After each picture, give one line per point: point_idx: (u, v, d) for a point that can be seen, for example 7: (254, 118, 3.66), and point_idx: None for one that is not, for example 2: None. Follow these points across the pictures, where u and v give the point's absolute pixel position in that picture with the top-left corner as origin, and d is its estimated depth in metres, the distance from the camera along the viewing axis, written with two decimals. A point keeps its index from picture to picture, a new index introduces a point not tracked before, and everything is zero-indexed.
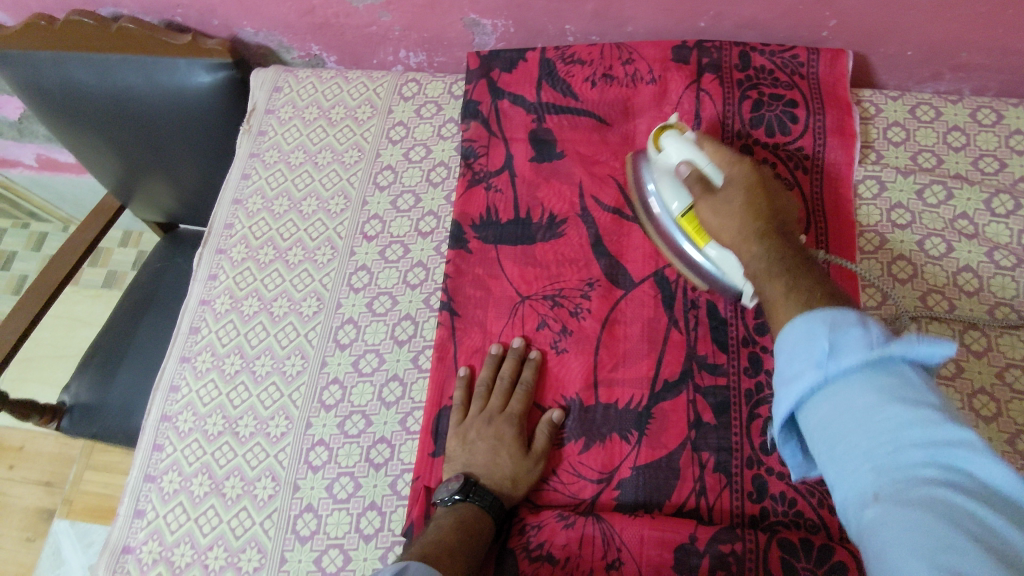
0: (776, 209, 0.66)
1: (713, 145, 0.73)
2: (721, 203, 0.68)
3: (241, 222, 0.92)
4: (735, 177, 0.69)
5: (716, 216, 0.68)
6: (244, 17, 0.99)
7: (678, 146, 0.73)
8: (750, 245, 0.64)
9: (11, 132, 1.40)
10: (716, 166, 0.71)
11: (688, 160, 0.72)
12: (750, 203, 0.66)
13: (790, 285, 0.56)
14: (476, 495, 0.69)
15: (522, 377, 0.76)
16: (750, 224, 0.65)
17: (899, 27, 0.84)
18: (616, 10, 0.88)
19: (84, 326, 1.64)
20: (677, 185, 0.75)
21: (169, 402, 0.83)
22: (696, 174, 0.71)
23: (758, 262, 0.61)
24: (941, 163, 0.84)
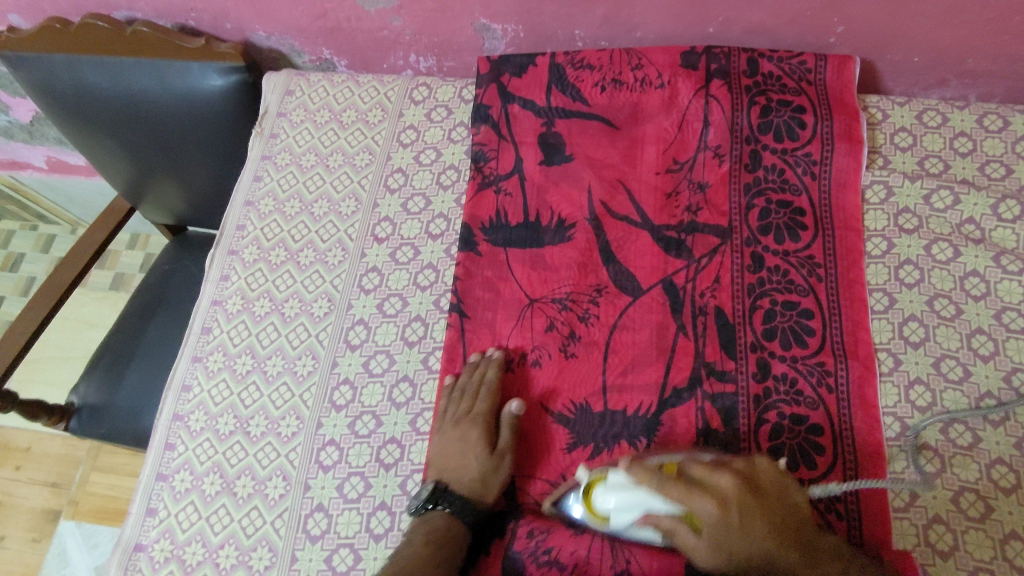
0: (762, 487, 0.65)
1: (642, 471, 0.64)
2: (720, 531, 0.62)
3: (253, 223, 0.93)
4: (715, 518, 0.62)
5: (719, 535, 0.62)
6: (257, 21, 1.00)
7: (622, 501, 0.66)
8: (749, 534, 0.62)
9: (22, 134, 1.41)
10: (685, 499, 0.62)
11: (646, 506, 0.65)
12: (751, 522, 0.63)
13: (821, 572, 0.62)
14: (445, 501, 0.71)
15: (486, 378, 0.77)
16: (767, 543, 0.62)
17: (907, 33, 0.85)
18: (625, 16, 0.89)
19: (91, 328, 1.65)
20: (643, 526, 0.66)
21: (181, 401, 0.83)
22: (660, 526, 0.64)
23: (756, 548, 0.62)
24: (947, 168, 0.85)
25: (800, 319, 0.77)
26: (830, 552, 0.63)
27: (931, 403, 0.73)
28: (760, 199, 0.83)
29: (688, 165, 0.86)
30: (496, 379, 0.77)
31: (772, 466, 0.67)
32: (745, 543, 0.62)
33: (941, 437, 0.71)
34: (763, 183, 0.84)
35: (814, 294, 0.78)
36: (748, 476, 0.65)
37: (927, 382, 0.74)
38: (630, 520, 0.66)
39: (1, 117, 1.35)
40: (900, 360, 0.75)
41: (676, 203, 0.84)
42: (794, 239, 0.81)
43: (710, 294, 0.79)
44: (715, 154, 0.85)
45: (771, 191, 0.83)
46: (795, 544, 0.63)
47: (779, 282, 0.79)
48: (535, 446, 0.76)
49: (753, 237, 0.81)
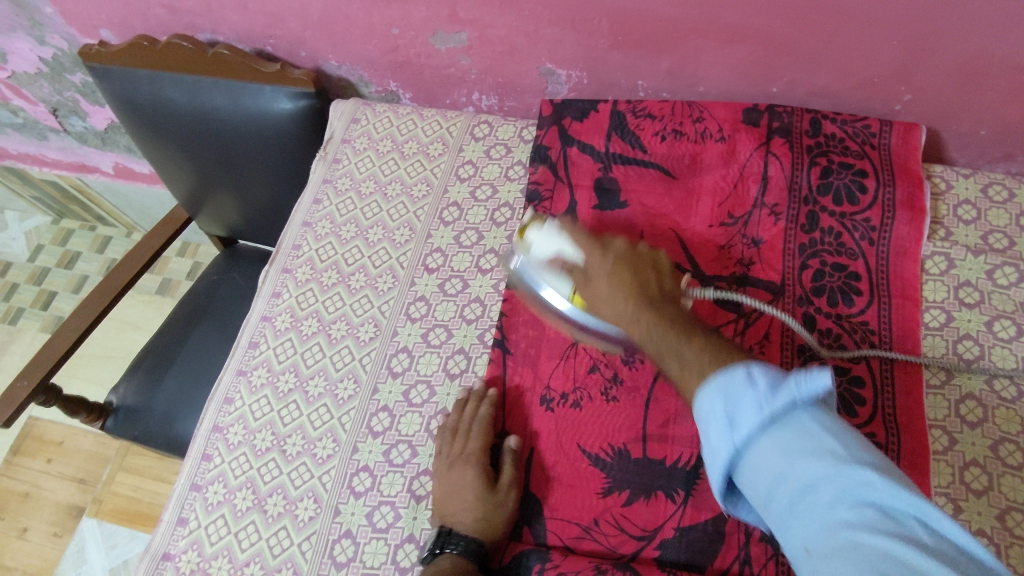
0: (637, 278, 0.69)
1: (570, 223, 0.77)
2: (596, 287, 0.71)
3: (309, 244, 0.95)
4: (598, 254, 0.73)
5: (600, 306, 0.71)
6: (330, 51, 1.04)
7: (545, 239, 0.77)
8: (635, 319, 0.65)
9: (95, 141, 1.47)
10: (580, 245, 0.75)
11: (562, 251, 0.75)
12: (614, 276, 0.70)
13: (676, 338, 0.60)
14: (451, 544, 0.69)
15: (479, 414, 0.77)
16: (634, 299, 0.67)
17: (976, 106, 0.84)
18: (690, 69, 0.90)
19: (134, 330, 1.69)
20: (557, 272, 0.77)
21: (222, 413, 0.84)
22: (568, 268, 0.75)
23: (620, 317, 0.67)
24: (1012, 245, 0.83)
25: (850, 386, 0.75)
26: (695, 330, 0.61)
27: (988, 487, 0.70)
28: (814, 260, 0.82)
29: (743, 220, 0.85)
30: (489, 416, 0.77)
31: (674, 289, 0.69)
32: (623, 302, 0.67)
33: (997, 524, 0.68)
34: (818, 245, 0.83)
35: (866, 361, 0.76)
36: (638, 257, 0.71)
37: (984, 465, 0.71)
38: (546, 256, 0.77)
39: (79, 123, 1.41)
40: (955, 440, 0.72)
41: (728, 255, 0.84)
42: (848, 304, 0.80)
43: (757, 350, 0.78)
44: (771, 212, 0.85)
45: (826, 253, 0.82)
46: (664, 310, 0.64)
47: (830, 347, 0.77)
48: (550, 487, 0.74)
49: (806, 297, 0.80)
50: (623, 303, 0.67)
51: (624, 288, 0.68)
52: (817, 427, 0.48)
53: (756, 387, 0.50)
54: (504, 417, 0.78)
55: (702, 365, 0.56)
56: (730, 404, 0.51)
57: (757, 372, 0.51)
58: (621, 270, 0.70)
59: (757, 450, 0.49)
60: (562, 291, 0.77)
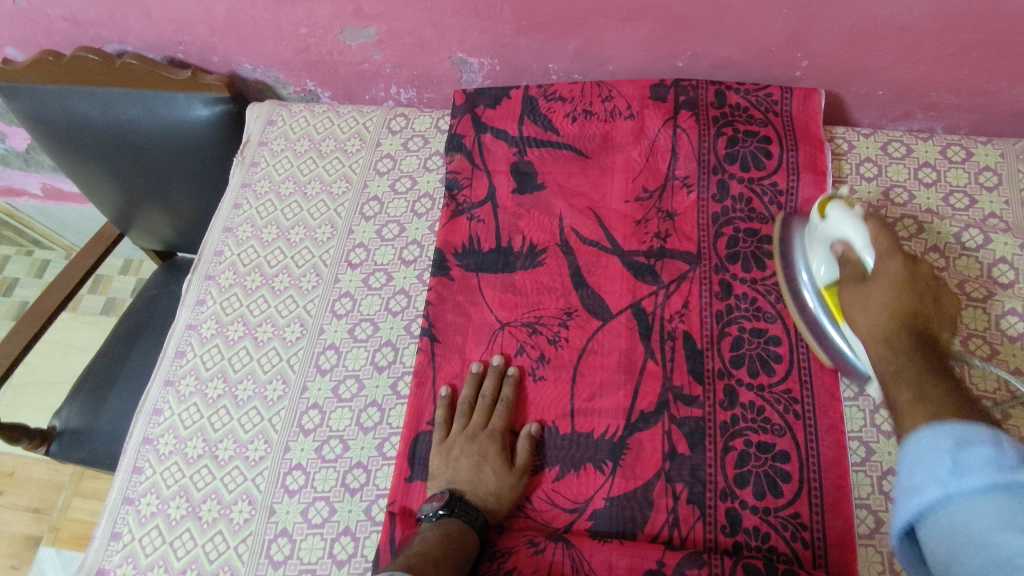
0: (934, 298, 0.64)
1: (880, 220, 0.69)
2: (866, 292, 0.66)
3: (230, 249, 0.95)
4: (893, 272, 0.65)
5: (867, 292, 0.66)
6: (242, 54, 1.04)
7: (840, 219, 0.71)
8: (890, 304, 0.64)
9: (18, 162, 1.44)
10: (879, 251, 0.67)
11: (845, 240, 0.71)
12: (898, 289, 0.64)
13: (913, 340, 0.61)
14: (460, 510, 0.70)
15: (503, 394, 0.78)
16: (894, 317, 0.63)
17: (870, 68, 0.87)
18: (596, 49, 0.92)
19: (80, 352, 1.66)
20: (830, 260, 0.74)
21: (151, 425, 0.84)
22: (852, 256, 0.70)
23: (879, 336, 0.63)
24: (913, 198, 0.86)
25: (768, 346, 0.78)
26: (934, 366, 0.56)
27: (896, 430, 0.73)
28: (727, 227, 0.84)
29: (657, 194, 0.87)
30: (513, 396, 0.78)
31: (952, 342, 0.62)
32: (875, 317, 0.65)
33: None
34: (730, 213, 0.85)
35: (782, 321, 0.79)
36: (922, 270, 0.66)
37: None
38: (836, 236, 0.72)
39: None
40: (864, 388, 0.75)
41: (645, 230, 0.86)
42: (761, 267, 0.82)
43: (677, 319, 0.80)
44: (683, 184, 0.87)
45: (739, 220, 0.85)
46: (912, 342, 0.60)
47: (746, 310, 0.80)
48: (540, 467, 0.75)
49: (721, 264, 0.83)
50: (889, 301, 0.64)
51: (897, 300, 0.64)
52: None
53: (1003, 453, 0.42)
54: (528, 398, 0.79)
55: (929, 397, 0.52)
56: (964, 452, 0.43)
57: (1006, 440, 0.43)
58: (909, 292, 0.64)
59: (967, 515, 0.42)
60: (822, 270, 0.75)
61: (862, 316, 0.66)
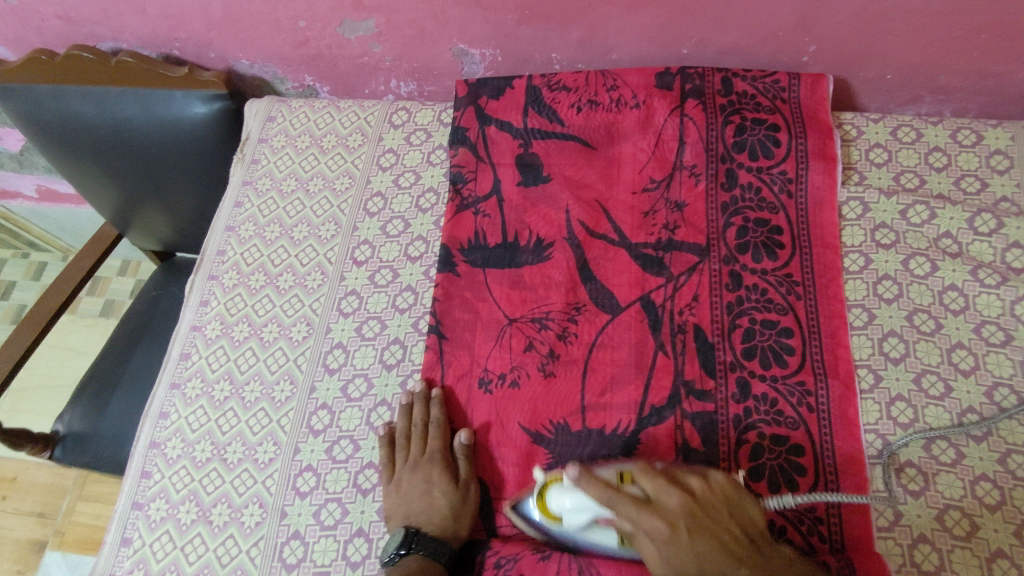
0: (706, 503, 0.63)
1: (595, 481, 0.63)
2: (663, 556, 0.60)
3: (233, 248, 0.93)
4: (663, 533, 0.60)
5: (665, 556, 0.60)
6: (239, 50, 1.02)
7: (576, 503, 0.64)
8: (704, 549, 0.60)
9: (13, 163, 1.42)
10: (636, 517, 0.61)
11: (596, 516, 0.64)
12: (692, 541, 0.60)
13: (720, 559, 0.60)
14: (418, 544, 0.69)
15: (432, 417, 0.76)
16: (710, 554, 0.60)
17: (878, 52, 0.86)
18: (600, 38, 0.91)
19: (81, 355, 1.64)
20: (602, 527, 0.65)
21: (158, 429, 0.83)
22: (613, 523, 0.64)
23: (696, 572, 0.60)
24: (923, 183, 0.85)
25: (780, 338, 0.77)
26: (728, 545, 0.61)
27: (913, 419, 0.72)
28: (737, 217, 0.83)
29: (665, 184, 0.86)
30: (442, 415, 0.76)
31: (726, 483, 0.65)
32: (694, 567, 0.60)
33: (924, 454, 0.70)
34: (740, 202, 0.84)
35: (793, 312, 0.78)
36: (695, 493, 0.63)
37: (908, 399, 0.73)
38: (581, 523, 0.64)
39: None
40: (880, 377, 0.74)
41: (653, 221, 0.84)
42: (772, 257, 0.81)
43: (688, 312, 0.79)
44: (691, 173, 0.86)
45: (748, 210, 0.83)
46: (718, 530, 0.61)
47: (757, 301, 0.79)
48: (497, 469, 0.75)
49: (731, 256, 0.81)
50: (684, 523, 0.61)
51: (705, 546, 0.60)
52: None
53: None
54: (457, 409, 0.78)
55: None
56: None
57: None
58: (697, 527, 0.61)
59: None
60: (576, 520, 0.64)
61: (681, 561, 0.60)
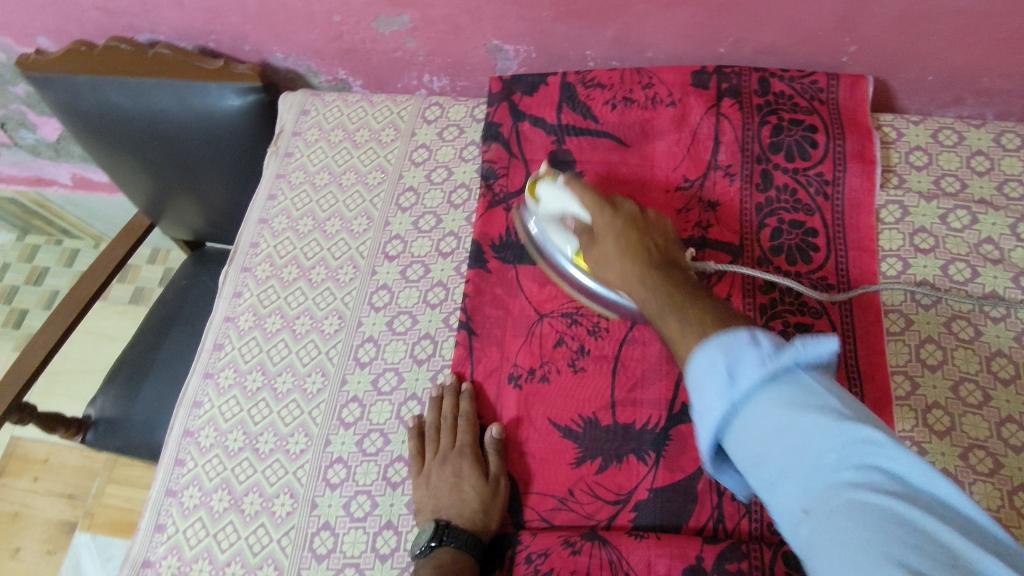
0: (651, 233, 0.69)
1: (580, 184, 0.74)
2: (601, 250, 0.70)
3: (266, 241, 0.94)
4: (603, 221, 0.71)
5: (601, 257, 0.70)
6: (274, 43, 1.03)
7: (553, 194, 0.76)
8: (623, 260, 0.67)
9: (49, 152, 1.45)
10: (587, 206, 0.73)
11: (567, 211, 0.75)
12: (620, 239, 0.68)
13: (626, 267, 0.66)
14: (449, 537, 0.69)
15: (462, 410, 0.77)
16: (631, 261, 0.66)
17: (921, 53, 0.84)
18: (636, 36, 0.90)
19: (111, 341, 1.68)
20: (568, 231, 0.76)
21: (192, 417, 0.84)
22: (579, 229, 0.74)
23: (649, 304, 0.61)
24: (964, 187, 0.83)
25: None
26: (644, 256, 0.66)
27: (950, 428, 0.71)
28: (772, 218, 0.82)
29: (699, 183, 0.85)
30: (472, 409, 0.77)
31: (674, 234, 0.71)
32: (616, 260, 0.67)
33: (961, 463, 0.69)
34: (775, 203, 0.83)
35: (828, 316, 0.77)
36: (647, 222, 0.70)
37: (945, 407, 0.72)
38: (557, 208, 0.76)
39: (29, 136, 1.39)
40: (917, 383, 0.73)
41: (686, 220, 0.84)
42: (806, 260, 0.80)
43: None
44: (726, 173, 0.85)
45: (783, 211, 0.82)
46: (641, 256, 0.66)
47: (791, 304, 0.78)
48: (525, 463, 0.75)
49: (764, 257, 0.81)
50: (624, 249, 0.67)
51: (626, 258, 0.66)
52: (819, 389, 0.45)
53: (758, 346, 0.47)
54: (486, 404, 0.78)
55: (706, 323, 0.53)
56: (732, 360, 0.47)
57: (761, 336, 0.48)
58: (628, 236, 0.68)
59: (755, 406, 0.46)
60: (564, 243, 0.77)
61: (622, 272, 0.67)
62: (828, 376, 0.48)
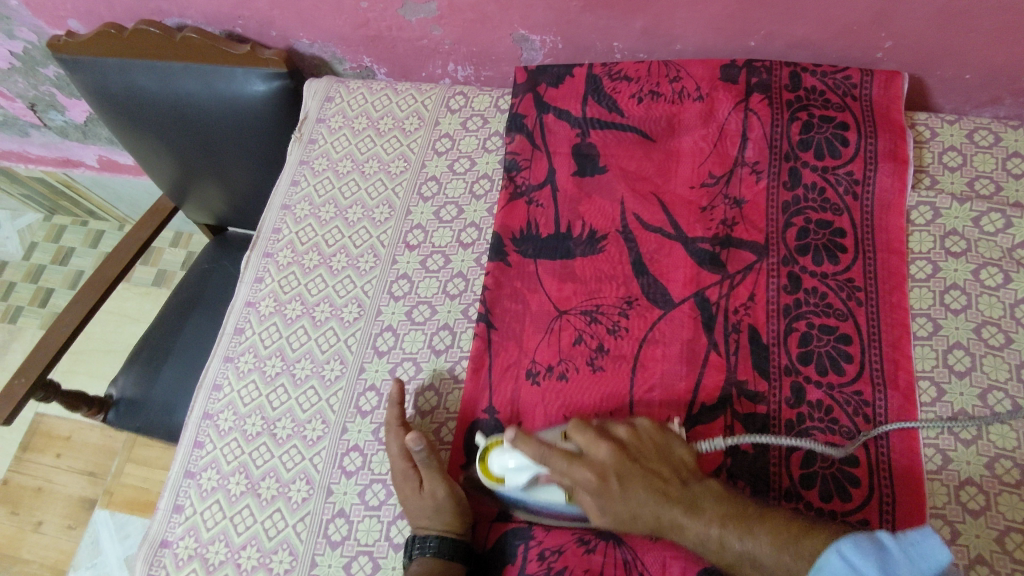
0: (644, 456, 0.67)
1: (531, 440, 0.66)
2: (614, 504, 0.65)
3: (289, 227, 0.95)
4: (605, 473, 0.66)
5: (611, 502, 0.65)
6: (300, 29, 1.03)
7: (517, 463, 0.67)
8: (646, 501, 0.65)
9: (77, 134, 1.47)
10: (564, 465, 0.66)
11: (536, 476, 0.68)
12: (631, 487, 0.65)
13: (654, 499, 0.65)
14: (413, 551, 0.70)
15: (389, 421, 0.75)
16: (660, 506, 0.64)
17: (959, 51, 0.82)
18: (664, 28, 0.88)
19: (133, 323, 1.70)
20: (548, 485, 0.69)
21: (211, 400, 0.85)
22: (563, 483, 0.67)
23: (706, 535, 0.63)
24: (999, 190, 0.81)
25: (838, 344, 0.74)
26: (670, 491, 0.65)
27: (976, 436, 0.69)
28: (798, 217, 0.81)
29: (725, 179, 0.84)
30: (396, 416, 0.74)
31: (654, 425, 0.70)
32: (646, 510, 0.64)
33: (986, 472, 0.68)
34: (802, 202, 0.81)
35: (853, 318, 0.75)
36: (630, 438, 0.68)
37: (972, 415, 0.70)
38: (524, 481, 0.68)
39: (58, 117, 1.41)
40: (943, 390, 0.72)
41: (710, 217, 0.83)
42: (833, 261, 0.78)
43: (743, 312, 0.77)
44: (752, 170, 0.83)
45: (810, 210, 0.81)
46: (646, 479, 0.65)
47: (816, 305, 0.76)
48: None
49: (790, 257, 0.79)
50: (656, 512, 0.64)
51: (648, 496, 0.65)
52: (937, 570, 0.55)
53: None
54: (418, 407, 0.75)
55: (742, 517, 0.62)
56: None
57: (864, 558, 0.56)
58: (634, 478, 0.65)
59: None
60: (524, 481, 0.68)
61: (680, 532, 0.64)
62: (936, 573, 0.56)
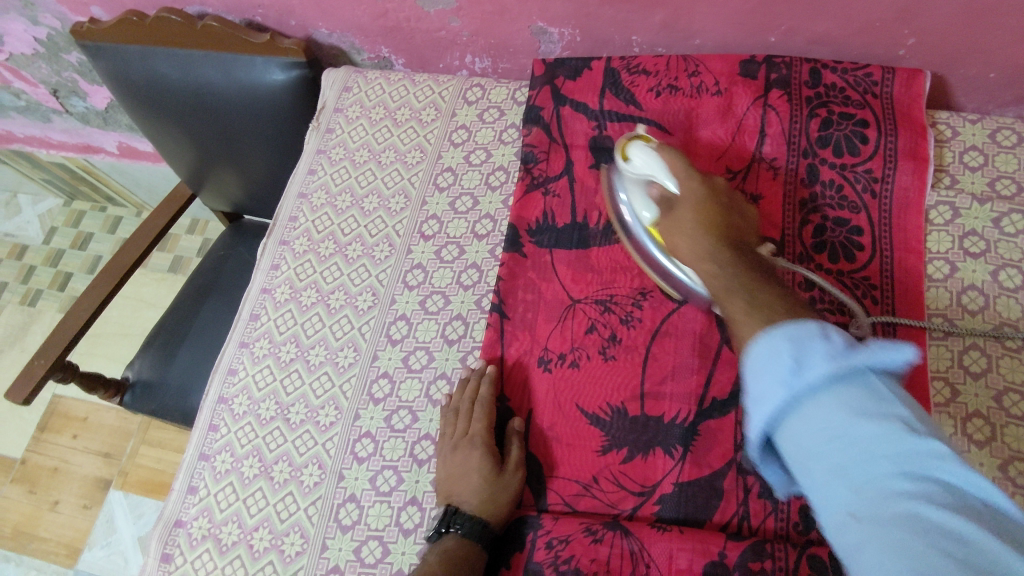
0: (726, 215, 0.70)
1: (667, 150, 0.75)
2: (681, 229, 0.70)
3: (305, 215, 0.95)
4: (690, 191, 0.71)
5: (676, 238, 0.71)
6: (320, 18, 1.03)
7: (644, 158, 0.75)
8: (700, 251, 0.67)
9: (98, 120, 1.49)
10: (671, 165, 0.73)
11: (654, 177, 0.75)
12: (701, 209, 0.70)
13: (706, 247, 0.67)
14: (455, 525, 0.70)
15: (482, 395, 0.76)
16: (710, 244, 0.67)
17: (984, 49, 0.81)
18: (685, 21, 0.88)
19: (149, 307, 1.72)
20: (649, 199, 0.75)
21: (226, 385, 0.86)
22: (658, 194, 0.74)
23: (718, 283, 0.63)
24: (1021, 191, 0.80)
25: None
26: (723, 237, 0.68)
27: (990, 438, 0.69)
28: (815, 215, 0.80)
29: (742, 175, 0.84)
30: (490, 395, 0.76)
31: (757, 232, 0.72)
32: (693, 231, 0.69)
33: (999, 474, 0.67)
34: (820, 199, 0.81)
35: (868, 316, 0.75)
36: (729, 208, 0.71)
37: (986, 416, 0.70)
38: (645, 173, 0.75)
39: (80, 103, 1.43)
40: (958, 391, 0.71)
41: None
42: (849, 259, 0.78)
43: None
44: (770, 166, 0.83)
45: (828, 208, 0.80)
46: (717, 234, 0.68)
47: (831, 303, 0.76)
48: (550, 449, 0.75)
49: (806, 254, 0.79)
50: (707, 244, 0.67)
51: (700, 218, 0.70)
52: (888, 392, 0.44)
53: (828, 341, 0.47)
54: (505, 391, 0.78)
55: (751, 286, 0.59)
56: (800, 352, 0.47)
57: (830, 332, 0.48)
58: (714, 207, 0.70)
59: (817, 402, 0.45)
60: (638, 172, 0.76)
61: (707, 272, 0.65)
62: (895, 381, 0.47)
